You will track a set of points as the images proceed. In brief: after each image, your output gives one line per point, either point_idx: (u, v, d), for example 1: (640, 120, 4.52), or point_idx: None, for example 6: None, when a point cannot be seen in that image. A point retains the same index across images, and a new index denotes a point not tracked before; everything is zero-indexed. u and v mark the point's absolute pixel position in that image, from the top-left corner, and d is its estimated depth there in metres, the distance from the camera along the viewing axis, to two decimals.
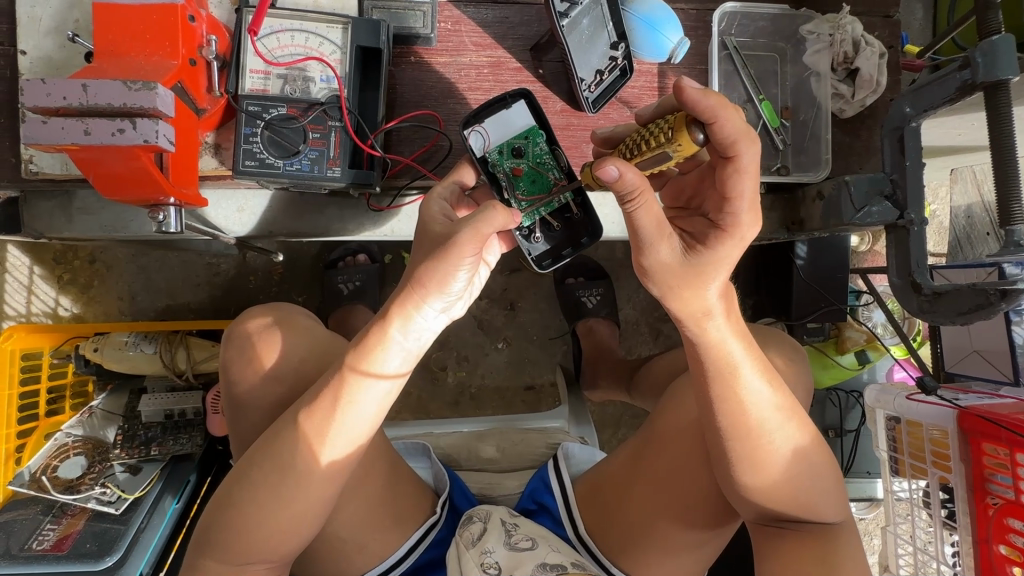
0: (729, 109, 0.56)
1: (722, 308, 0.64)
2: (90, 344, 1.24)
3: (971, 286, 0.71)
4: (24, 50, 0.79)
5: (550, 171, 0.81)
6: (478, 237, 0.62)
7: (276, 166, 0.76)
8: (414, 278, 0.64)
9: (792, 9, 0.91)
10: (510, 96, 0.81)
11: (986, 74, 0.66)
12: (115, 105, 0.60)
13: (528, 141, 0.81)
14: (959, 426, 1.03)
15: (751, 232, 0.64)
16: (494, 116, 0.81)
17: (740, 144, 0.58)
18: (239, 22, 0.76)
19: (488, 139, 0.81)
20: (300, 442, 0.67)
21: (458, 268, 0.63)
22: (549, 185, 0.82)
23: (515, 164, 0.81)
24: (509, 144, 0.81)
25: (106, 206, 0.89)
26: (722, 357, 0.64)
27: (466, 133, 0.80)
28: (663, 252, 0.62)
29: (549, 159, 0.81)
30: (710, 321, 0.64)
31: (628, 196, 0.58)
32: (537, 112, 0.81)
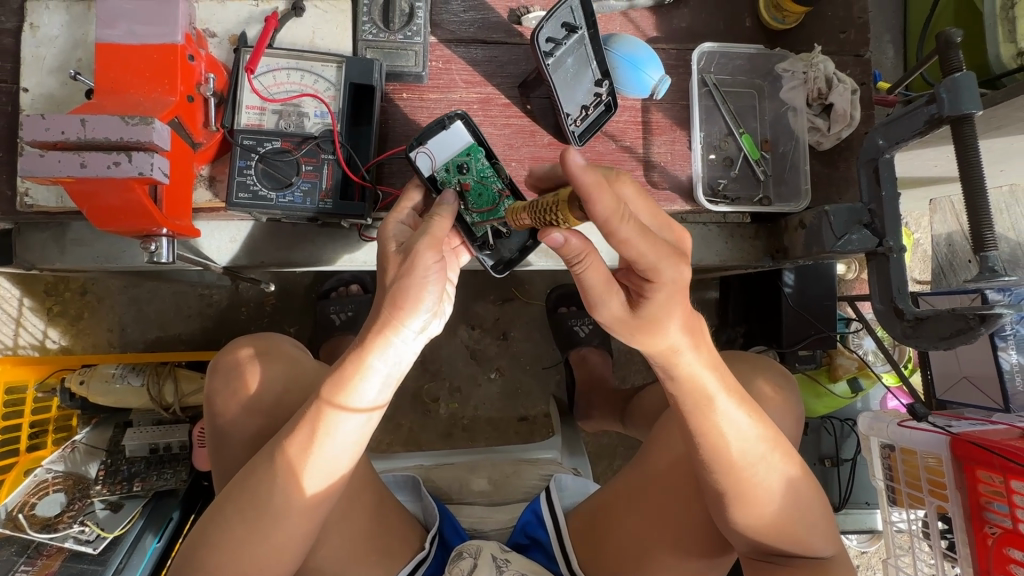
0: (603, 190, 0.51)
1: (691, 341, 0.63)
2: (76, 377, 1.23)
3: (951, 311, 0.70)
4: (26, 87, 0.81)
5: (493, 183, 0.83)
6: (435, 244, 0.66)
7: (269, 198, 0.78)
8: (388, 300, 0.65)
9: (768, 48, 0.94)
10: (448, 117, 0.82)
11: (951, 109, 0.69)
12: (113, 138, 0.62)
13: (470, 157, 0.83)
14: (953, 453, 1.03)
15: (675, 275, 0.58)
16: (435, 136, 0.82)
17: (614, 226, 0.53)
18: (237, 60, 0.79)
19: (435, 159, 0.82)
20: (281, 473, 0.66)
21: (427, 283, 0.65)
22: (495, 196, 0.83)
23: (461, 181, 0.83)
24: (455, 161, 0.82)
25: (100, 237, 0.89)
26: (694, 388, 0.64)
27: (412, 155, 0.81)
28: (612, 306, 0.62)
29: (491, 173, 0.83)
30: (682, 354, 0.63)
31: (571, 259, 0.60)
32: (474, 129, 0.83)
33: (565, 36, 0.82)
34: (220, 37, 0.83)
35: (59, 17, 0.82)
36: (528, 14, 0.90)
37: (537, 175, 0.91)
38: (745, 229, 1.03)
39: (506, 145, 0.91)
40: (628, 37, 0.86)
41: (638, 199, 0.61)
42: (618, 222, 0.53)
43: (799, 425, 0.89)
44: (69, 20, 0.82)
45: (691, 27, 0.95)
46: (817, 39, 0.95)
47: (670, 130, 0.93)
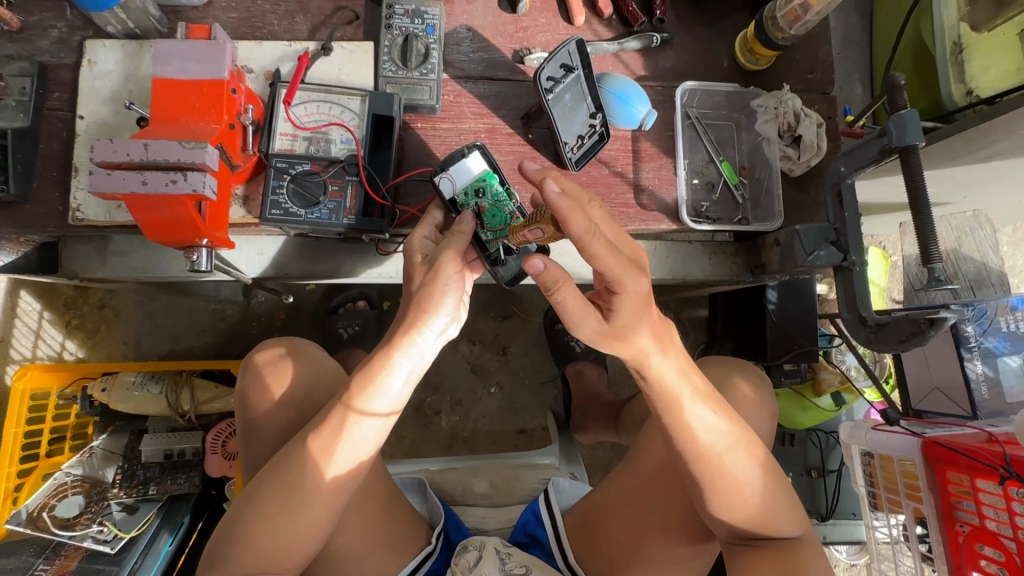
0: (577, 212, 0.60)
1: (658, 346, 0.69)
2: (98, 385, 1.28)
3: (906, 316, 0.81)
4: (82, 115, 0.90)
5: (507, 206, 0.91)
6: (457, 257, 0.74)
7: (299, 215, 0.87)
8: (415, 303, 0.73)
9: (743, 86, 1.05)
10: (467, 146, 0.91)
11: (898, 140, 0.79)
12: (171, 160, 0.71)
13: (487, 182, 0.91)
14: (925, 456, 1.10)
15: (637, 287, 0.65)
16: (456, 163, 0.90)
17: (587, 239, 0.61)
18: (274, 94, 0.89)
19: (455, 183, 0.90)
20: (308, 461, 0.73)
21: (449, 291, 0.73)
22: (508, 218, 0.91)
23: (478, 204, 0.91)
24: (472, 186, 0.90)
25: (139, 250, 0.97)
26: (664, 387, 0.71)
27: (436, 180, 0.89)
28: (589, 323, 0.69)
29: (505, 197, 0.91)
30: (651, 357, 0.69)
31: (549, 287, 0.67)
32: (491, 158, 0.91)
33: (564, 75, 0.93)
34: (257, 73, 0.94)
35: (114, 54, 0.92)
36: (531, 55, 1.01)
37: (538, 197, 1.01)
38: (728, 247, 1.12)
39: (510, 169, 1.01)
40: (619, 77, 0.97)
41: (604, 221, 0.69)
42: (591, 237, 0.61)
43: (773, 423, 0.96)
44: (123, 57, 0.92)
45: (676, 67, 1.06)
46: (787, 79, 1.07)
47: (658, 157, 1.03)
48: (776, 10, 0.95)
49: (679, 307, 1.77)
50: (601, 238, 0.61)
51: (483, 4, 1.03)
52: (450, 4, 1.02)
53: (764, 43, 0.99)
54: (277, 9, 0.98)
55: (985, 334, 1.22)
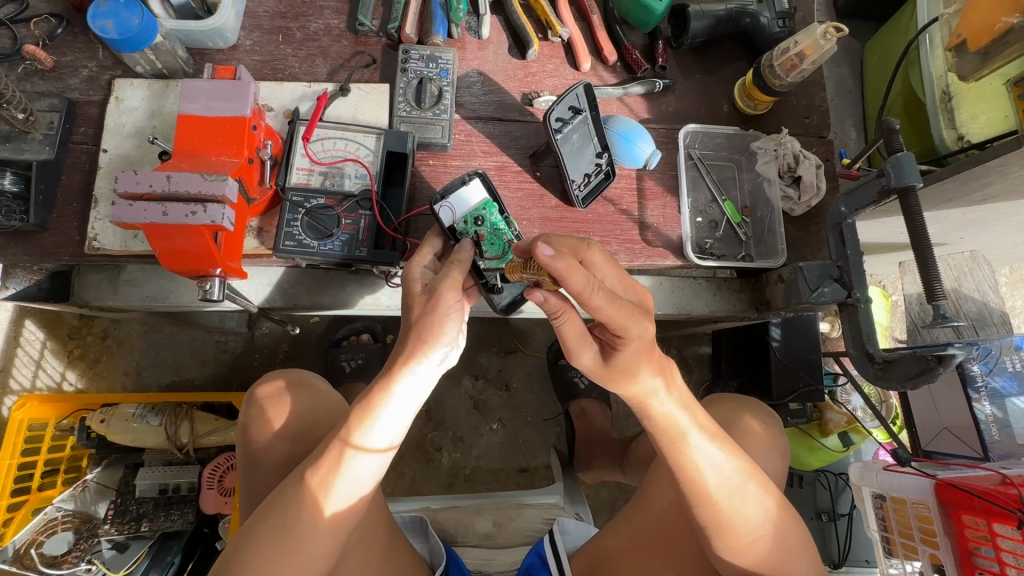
0: (574, 270, 0.59)
1: (662, 382, 0.69)
2: (97, 416, 1.26)
3: (913, 353, 0.80)
4: (106, 149, 0.94)
5: (504, 234, 0.92)
6: (456, 285, 0.73)
7: (312, 246, 0.89)
8: (414, 334, 0.72)
9: (743, 130, 1.09)
10: (467, 175, 0.93)
11: (896, 181, 0.81)
12: (193, 192, 0.73)
13: (486, 211, 0.92)
14: (939, 499, 1.08)
15: (643, 333, 0.64)
16: (456, 192, 0.92)
17: (589, 298, 0.61)
18: (293, 131, 0.93)
19: (455, 212, 0.91)
20: (304, 497, 0.71)
21: (448, 320, 0.71)
22: (505, 246, 0.91)
23: (477, 231, 0.91)
24: (471, 215, 0.91)
25: (151, 279, 0.98)
26: (668, 424, 0.70)
27: (436, 208, 0.90)
28: (585, 359, 0.70)
29: (504, 225, 0.92)
30: (656, 394, 0.69)
31: (553, 315, 0.68)
32: (490, 187, 0.93)
33: (571, 117, 0.96)
34: (277, 111, 0.97)
35: (140, 92, 0.96)
36: (539, 98, 1.06)
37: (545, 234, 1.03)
38: (732, 283, 1.13)
39: (518, 206, 1.03)
40: (624, 119, 1.00)
41: (607, 266, 0.70)
42: (589, 293, 0.60)
43: (785, 463, 0.95)
44: (149, 95, 0.96)
45: (678, 111, 1.10)
46: (785, 123, 1.11)
47: (662, 196, 1.06)
48: (772, 59, 1.00)
49: (682, 344, 1.77)
50: (596, 292, 0.61)
51: (493, 51, 1.08)
52: (462, 50, 1.08)
53: (761, 88, 1.04)
54: (298, 53, 1.03)
55: (992, 372, 1.22)
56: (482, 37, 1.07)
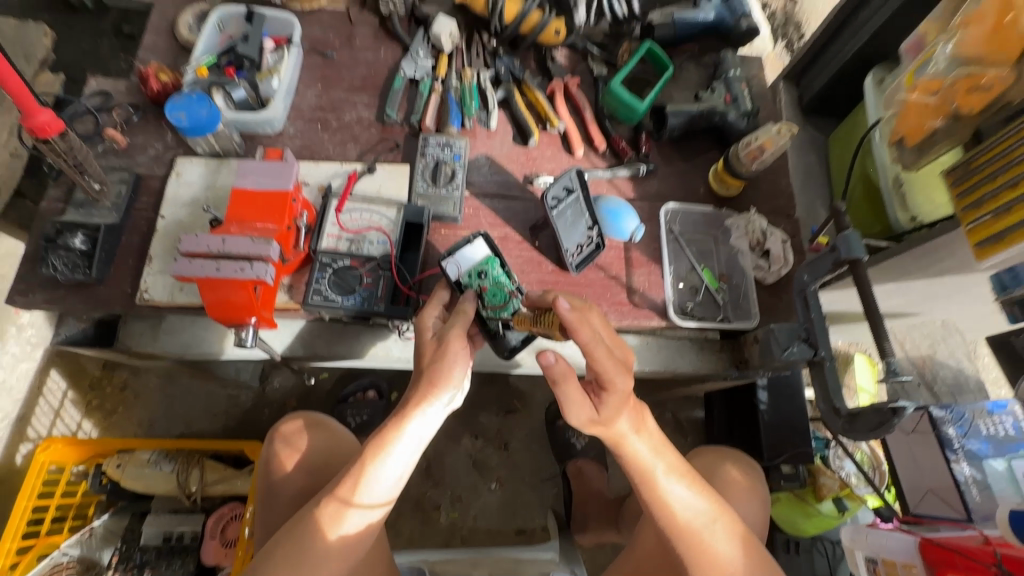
0: (585, 323, 0.73)
1: (634, 427, 0.77)
2: (114, 461, 1.33)
3: (872, 407, 0.87)
4: (164, 215, 1.08)
5: (505, 286, 1.01)
6: (462, 334, 0.84)
7: (336, 301, 1.01)
8: (426, 378, 0.81)
9: (717, 209, 1.25)
10: (471, 236, 1.03)
11: (847, 253, 0.93)
12: (242, 251, 0.86)
13: (489, 265, 1.01)
14: (925, 560, 1.11)
15: (627, 386, 0.74)
16: (461, 249, 1.02)
17: (592, 352, 0.72)
18: (327, 204, 1.08)
19: (461, 267, 1.01)
20: (318, 525, 0.78)
21: (455, 365, 0.82)
22: (506, 296, 1.00)
23: (481, 285, 1.00)
24: (475, 269, 1.00)
25: (188, 329, 1.10)
26: (640, 464, 0.77)
27: (444, 264, 1.00)
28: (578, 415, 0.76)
29: (505, 278, 1.01)
30: (627, 437, 0.77)
31: (555, 380, 0.74)
32: (492, 245, 1.02)
33: (566, 196, 1.11)
34: (312, 186, 1.13)
35: (198, 169, 1.13)
36: (539, 179, 1.22)
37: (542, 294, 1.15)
38: (714, 343, 1.23)
39: (519, 271, 1.16)
40: (612, 197, 1.17)
41: (602, 326, 0.79)
42: (596, 345, 0.72)
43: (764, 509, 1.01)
44: (205, 171, 1.12)
45: (660, 191, 1.26)
46: (754, 204, 1.26)
47: (647, 265, 1.19)
48: (738, 150, 1.17)
49: (676, 407, 1.83)
50: (601, 347, 0.72)
51: (500, 139, 1.26)
52: (474, 139, 1.26)
53: (732, 173, 1.21)
54: (333, 138, 1.21)
55: (967, 436, 1.28)
56: (490, 128, 1.26)
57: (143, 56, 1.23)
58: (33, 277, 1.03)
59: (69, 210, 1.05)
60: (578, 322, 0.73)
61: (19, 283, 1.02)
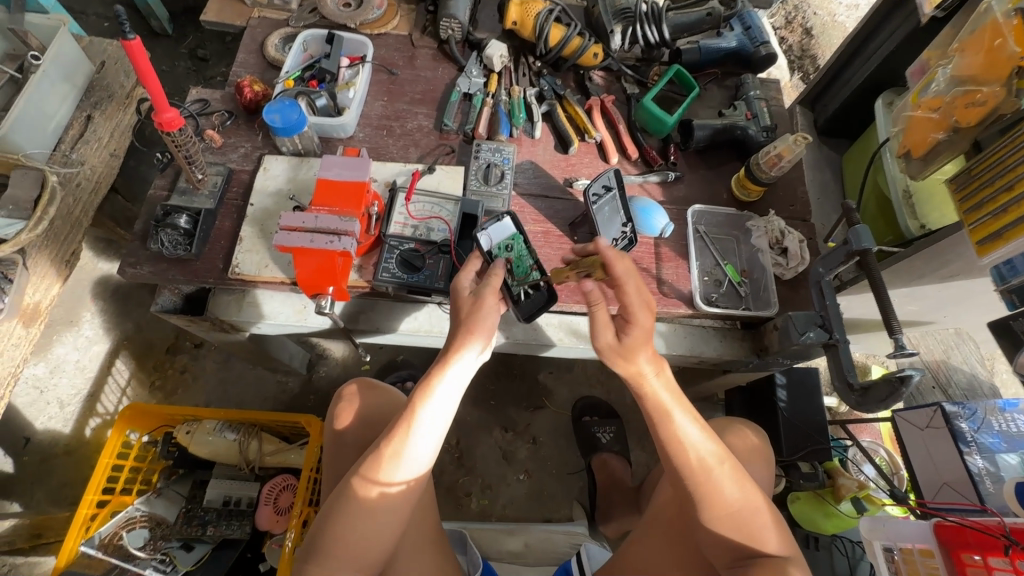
0: (620, 258, 0.94)
1: (654, 369, 0.91)
2: (184, 428, 1.45)
3: (883, 378, 0.96)
4: (253, 203, 1.24)
5: (527, 260, 1.15)
6: (495, 292, 0.99)
7: (402, 278, 1.15)
8: (466, 329, 0.96)
9: (739, 211, 1.38)
10: (502, 214, 1.17)
11: (857, 244, 1.03)
12: (332, 228, 1.02)
13: (514, 241, 1.16)
14: (939, 539, 1.20)
15: (646, 320, 0.93)
16: (493, 225, 1.16)
17: (624, 281, 0.93)
18: (394, 196, 1.24)
19: (491, 241, 1.15)
20: (374, 458, 0.91)
21: (489, 318, 0.97)
22: (527, 269, 1.15)
23: (507, 256, 1.14)
24: (502, 244, 1.15)
25: (266, 303, 1.24)
26: (658, 401, 0.89)
27: (478, 236, 1.14)
28: (606, 335, 0.94)
29: (528, 252, 1.16)
30: (647, 376, 0.90)
31: (591, 302, 0.97)
32: (519, 223, 1.17)
33: (604, 193, 1.26)
34: (380, 181, 1.29)
35: (283, 165, 1.29)
36: (578, 181, 1.37)
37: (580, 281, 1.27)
38: (736, 333, 1.33)
39: (559, 261, 1.29)
40: (643, 198, 1.31)
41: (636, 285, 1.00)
42: (629, 276, 0.93)
43: (769, 471, 1.15)
44: (289, 167, 1.29)
45: (687, 196, 1.40)
46: (774, 209, 1.39)
47: (675, 259, 1.31)
48: (758, 159, 1.30)
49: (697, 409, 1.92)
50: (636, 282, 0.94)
51: (543, 147, 1.42)
52: (519, 146, 1.41)
53: (752, 180, 1.33)
54: (397, 143, 1.38)
55: (979, 430, 1.35)
56: (535, 137, 1.42)
57: (236, 71, 1.43)
58: (141, 252, 1.19)
59: (174, 196, 1.22)
60: (618, 258, 0.94)
61: (130, 256, 1.18)
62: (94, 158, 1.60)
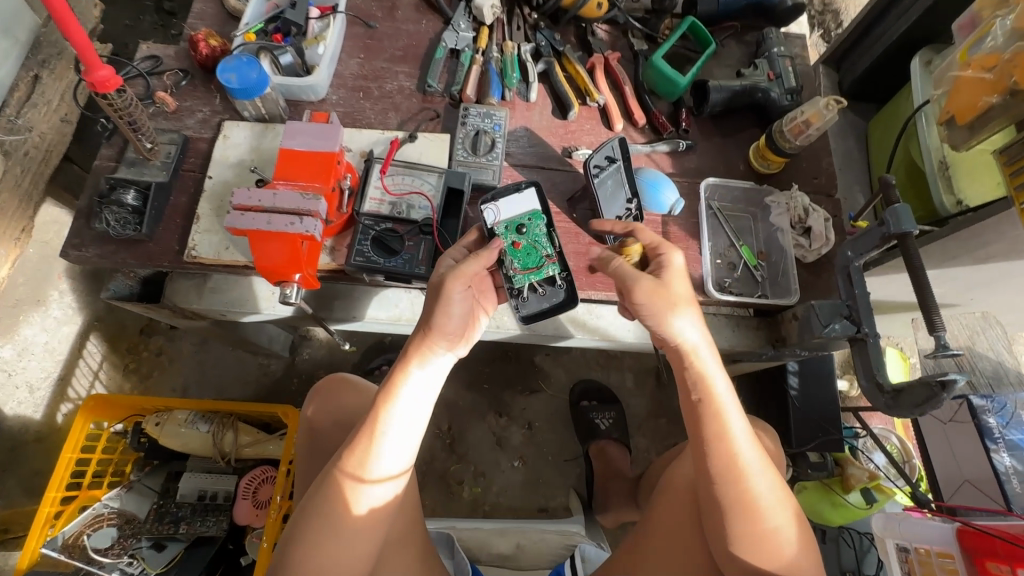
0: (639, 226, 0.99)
1: (718, 365, 0.87)
2: (153, 419, 1.36)
3: (920, 381, 0.85)
4: (211, 176, 1.10)
5: (543, 247, 1.03)
6: (461, 277, 0.89)
7: (379, 263, 1.03)
8: (427, 325, 0.89)
9: (757, 185, 1.24)
10: (523, 184, 1.05)
11: (895, 228, 0.90)
12: (293, 207, 0.89)
13: (531, 221, 1.04)
14: (962, 546, 1.12)
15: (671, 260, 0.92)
16: (507, 197, 1.05)
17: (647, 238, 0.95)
18: (370, 168, 1.10)
19: (499, 215, 1.04)
20: (341, 472, 0.85)
21: (451, 306, 0.88)
22: (540, 260, 1.03)
23: (516, 238, 1.03)
24: (516, 221, 1.04)
25: (230, 289, 1.12)
26: (717, 399, 0.85)
27: (483, 208, 1.04)
28: (642, 281, 0.88)
29: (545, 239, 1.04)
30: (702, 357, 0.87)
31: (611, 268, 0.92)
32: (541, 199, 1.05)
33: (607, 165, 1.14)
34: (355, 151, 1.15)
35: (244, 132, 1.15)
36: (578, 151, 1.22)
37: (578, 264, 1.15)
38: (750, 321, 1.22)
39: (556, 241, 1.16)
40: (651, 170, 1.15)
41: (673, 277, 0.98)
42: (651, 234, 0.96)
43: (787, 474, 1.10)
44: (251, 134, 1.14)
45: (699, 167, 1.25)
46: (795, 182, 1.24)
47: (685, 239, 1.18)
48: (782, 125, 1.15)
49: None
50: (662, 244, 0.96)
51: (540, 111, 1.26)
52: (513, 110, 1.26)
53: (774, 150, 1.19)
54: (374, 106, 1.23)
55: (1009, 426, 1.26)
56: (530, 100, 1.26)
57: (192, 23, 1.26)
58: (87, 233, 1.06)
59: (122, 168, 1.08)
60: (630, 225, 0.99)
61: (74, 237, 1.05)
62: (44, 124, 1.45)
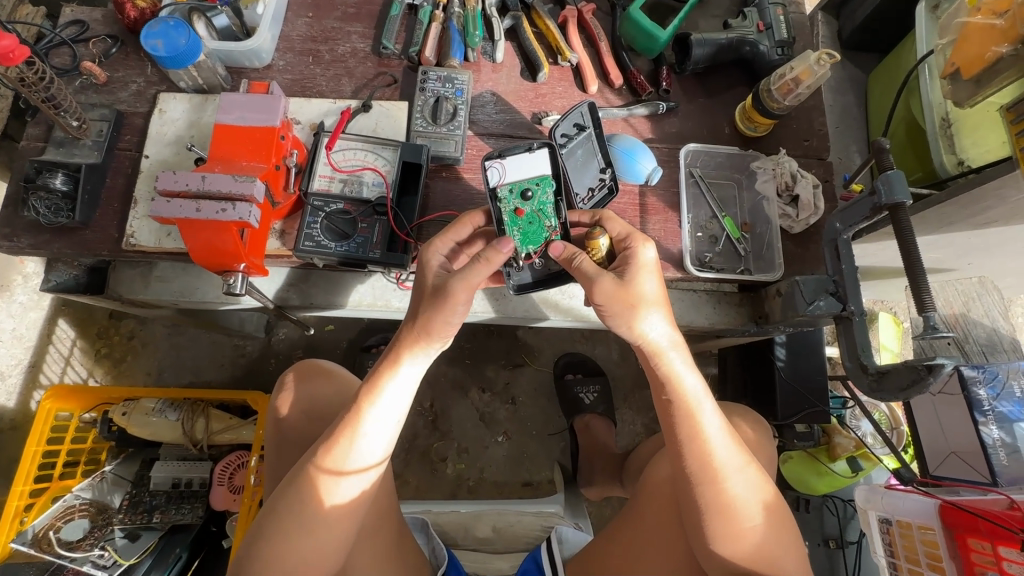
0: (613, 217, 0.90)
1: (688, 363, 0.83)
2: (120, 408, 1.32)
3: (905, 363, 0.80)
4: (148, 155, 1.02)
5: (548, 218, 0.94)
6: (466, 285, 0.81)
7: (329, 247, 0.96)
8: (415, 318, 0.84)
9: (743, 150, 1.14)
10: (536, 144, 0.96)
11: (887, 197, 0.82)
12: (224, 191, 0.81)
13: (538, 187, 0.94)
14: (943, 521, 1.08)
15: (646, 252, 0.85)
16: (516, 156, 0.96)
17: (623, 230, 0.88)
18: (318, 142, 1.01)
19: (503, 176, 0.95)
20: (314, 473, 0.80)
21: (452, 314, 0.82)
22: (542, 228, 0.94)
23: (519, 204, 0.94)
24: (521, 186, 0.94)
25: (179, 278, 1.06)
26: (686, 395, 0.81)
27: (488, 165, 0.95)
28: (604, 281, 0.81)
29: (551, 208, 0.94)
30: (669, 356, 0.82)
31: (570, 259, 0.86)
32: (554, 163, 0.95)
33: (576, 133, 1.05)
34: (303, 124, 1.06)
35: (182, 105, 1.05)
36: (548, 117, 1.12)
37: None
38: (732, 297, 1.16)
39: None
40: (629, 137, 1.06)
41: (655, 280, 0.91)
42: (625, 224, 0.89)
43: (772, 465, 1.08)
44: (189, 108, 1.05)
45: (680, 131, 1.16)
46: (784, 146, 1.15)
47: (663, 212, 1.10)
48: (770, 84, 1.05)
49: None
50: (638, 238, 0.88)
51: (507, 73, 1.16)
52: (477, 72, 1.15)
53: (761, 112, 1.09)
54: (326, 72, 1.12)
55: (999, 397, 1.23)
56: (496, 61, 1.15)
57: None
58: (17, 221, 0.98)
59: (49, 149, 0.99)
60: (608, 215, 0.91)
61: (4, 227, 0.98)
62: None
